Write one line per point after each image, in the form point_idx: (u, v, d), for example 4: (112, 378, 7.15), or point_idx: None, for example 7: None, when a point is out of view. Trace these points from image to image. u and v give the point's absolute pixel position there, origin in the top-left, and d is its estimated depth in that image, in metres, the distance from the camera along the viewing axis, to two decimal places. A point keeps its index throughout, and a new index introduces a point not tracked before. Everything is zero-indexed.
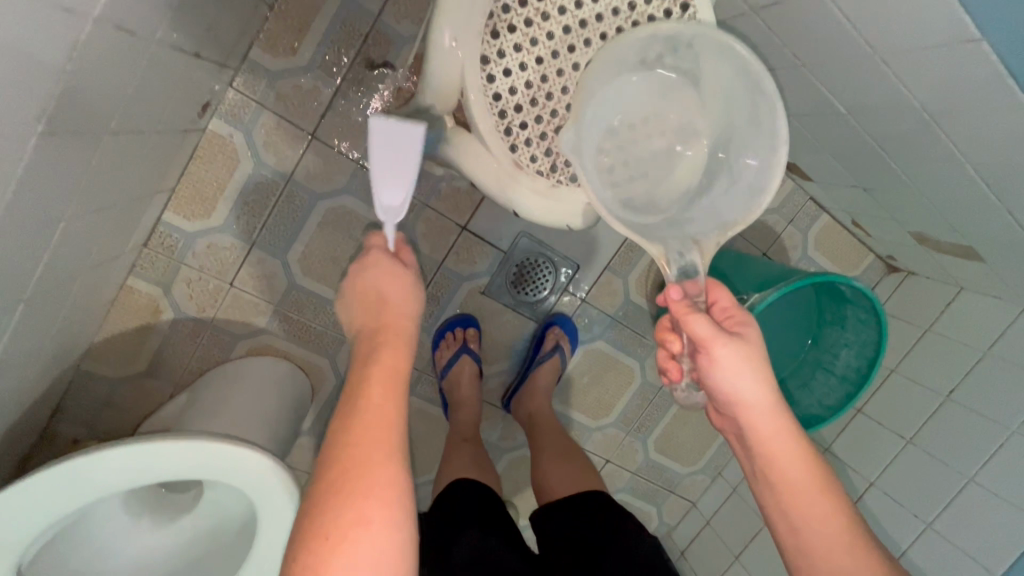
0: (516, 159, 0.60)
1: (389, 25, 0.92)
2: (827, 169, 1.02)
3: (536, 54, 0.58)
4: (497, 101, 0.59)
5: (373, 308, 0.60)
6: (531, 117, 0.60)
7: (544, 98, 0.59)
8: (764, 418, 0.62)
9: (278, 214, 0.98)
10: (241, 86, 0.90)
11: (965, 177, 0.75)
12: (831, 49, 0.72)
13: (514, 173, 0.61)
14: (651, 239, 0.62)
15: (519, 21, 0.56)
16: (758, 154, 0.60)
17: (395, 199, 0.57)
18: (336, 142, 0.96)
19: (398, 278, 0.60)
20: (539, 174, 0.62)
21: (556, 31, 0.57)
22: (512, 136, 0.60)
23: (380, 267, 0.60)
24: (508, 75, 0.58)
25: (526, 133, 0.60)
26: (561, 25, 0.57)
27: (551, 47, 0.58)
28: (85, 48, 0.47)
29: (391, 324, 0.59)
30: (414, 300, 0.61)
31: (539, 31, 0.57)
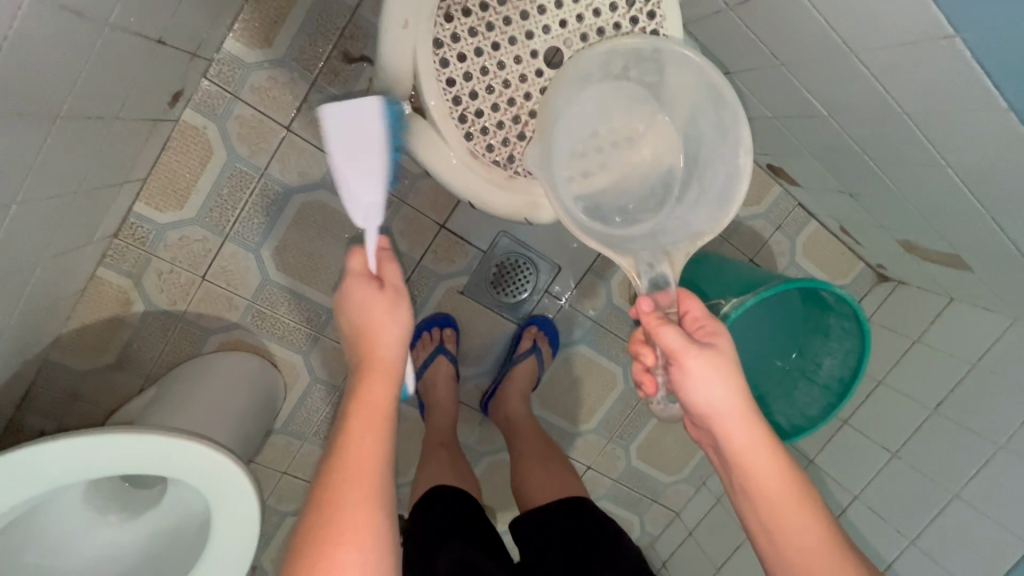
0: (470, 148, 0.60)
1: (366, 18, 0.91)
2: (813, 174, 1.00)
3: (493, 39, 0.58)
4: (452, 87, 0.59)
5: (357, 333, 0.58)
6: (487, 105, 0.59)
7: (500, 85, 0.59)
8: (743, 435, 0.59)
9: (252, 206, 0.96)
10: (215, 77, 0.89)
11: (947, 182, 0.73)
12: (807, 47, 0.70)
13: (470, 167, 0.61)
14: (620, 249, 0.59)
15: (475, 5, 0.57)
16: (723, 162, 0.59)
17: (371, 195, 0.58)
18: (311, 135, 0.95)
19: (377, 301, 0.57)
20: (495, 165, 0.62)
21: (513, 17, 0.57)
22: (468, 124, 0.60)
23: (356, 289, 0.58)
24: (462, 60, 0.58)
25: (482, 122, 0.60)
26: (518, 10, 0.57)
27: (509, 33, 0.58)
28: (26, 26, 0.46)
29: (372, 355, 0.57)
30: (396, 321, 0.58)
31: (494, 16, 0.57)
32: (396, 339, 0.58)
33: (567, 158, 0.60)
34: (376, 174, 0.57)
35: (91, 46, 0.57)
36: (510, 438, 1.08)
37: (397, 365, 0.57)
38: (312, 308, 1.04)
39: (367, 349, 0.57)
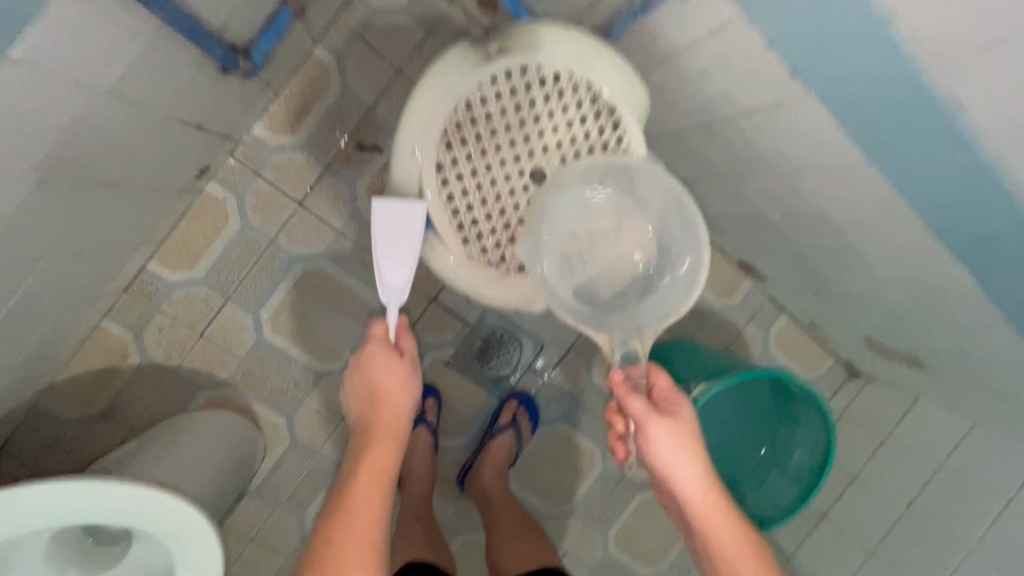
0: (466, 250, 0.69)
1: (381, 114, 1.02)
2: (780, 272, 1.08)
3: (486, 163, 0.67)
4: (451, 200, 0.68)
5: (370, 403, 0.67)
6: (481, 215, 0.68)
7: (493, 199, 0.68)
8: (701, 500, 0.62)
9: (258, 271, 1.03)
10: (241, 156, 1.00)
11: (892, 288, 0.81)
12: (753, 170, 0.79)
13: (465, 266, 0.69)
14: (598, 326, 0.67)
15: (471, 136, 0.67)
16: (688, 255, 0.66)
17: (401, 281, 0.65)
18: (320, 210, 1.03)
19: (394, 371, 0.66)
20: (488, 264, 0.70)
21: (504, 145, 0.67)
22: (464, 230, 0.69)
23: (379, 359, 0.66)
24: (461, 179, 0.68)
25: (477, 229, 0.69)
26: (508, 140, 0.67)
27: (501, 158, 0.67)
28: (87, 117, 0.56)
29: (382, 423, 0.65)
30: (407, 392, 0.67)
31: (488, 145, 0.67)
32: (404, 406, 0.66)
33: (553, 255, 0.68)
34: (409, 265, 0.64)
35: (139, 129, 0.67)
36: (487, 513, 1.09)
37: (403, 430, 0.66)
38: (300, 370, 1.08)
39: (379, 416, 0.66)
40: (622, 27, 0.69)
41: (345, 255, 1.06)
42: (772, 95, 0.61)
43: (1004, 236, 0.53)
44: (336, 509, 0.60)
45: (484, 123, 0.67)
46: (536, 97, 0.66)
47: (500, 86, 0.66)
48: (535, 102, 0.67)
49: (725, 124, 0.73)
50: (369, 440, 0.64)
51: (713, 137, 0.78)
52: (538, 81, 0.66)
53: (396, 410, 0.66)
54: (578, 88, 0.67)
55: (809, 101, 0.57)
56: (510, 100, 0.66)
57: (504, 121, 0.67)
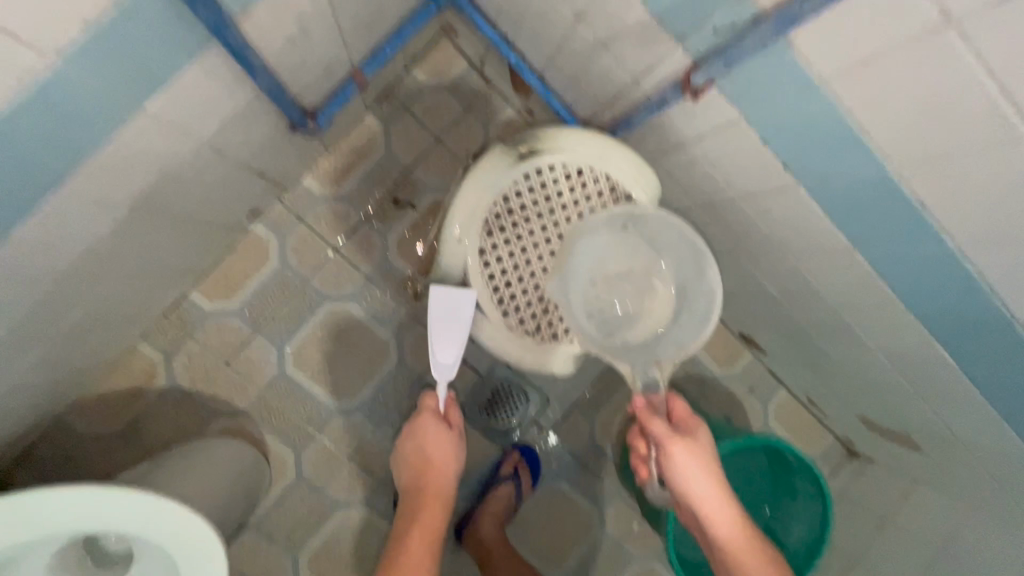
0: (506, 321, 0.78)
1: (418, 176, 1.13)
2: (778, 346, 1.14)
3: (521, 245, 0.78)
4: (492, 278, 0.77)
5: (420, 469, 0.71)
6: (519, 290, 0.78)
7: (527, 275, 0.79)
8: (722, 519, 0.65)
9: (288, 308, 1.10)
10: (287, 202, 1.10)
11: (881, 365, 0.86)
12: (751, 248, 0.88)
13: (503, 331, 0.77)
14: (618, 356, 0.73)
15: (509, 225, 0.77)
16: (703, 295, 0.72)
17: (450, 358, 0.71)
18: (352, 255, 1.12)
19: (443, 437, 0.72)
20: (526, 331, 0.79)
21: (536, 230, 0.78)
22: (504, 304, 0.78)
23: (430, 427, 0.72)
24: (500, 260, 0.77)
25: (515, 301, 0.79)
26: (539, 226, 0.78)
27: (534, 241, 0.78)
28: (179, 159, 0.66)
29: (432, 486, 0.69)
30: (454, 461, 0.72)
31: (522, 231, 0.78)
32: (451, 470, 0.71)
33: (582, 311, 0.75)
34: (458, 343, 0.71)
35: (214, 172, 0.77)
36: (484, 567, 1.10)
37: (449, 495, 0.69)
38: (314, 407, 1.12)
39: (429, 480, 0.70)
40: (639, 118, 0.78)
41: (370, 299, 1.13)
42: (769, 183, 0.69)
43: (971, 317, 0.60)
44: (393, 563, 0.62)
45: (519, 212, 0.77)
46: (562, 189, 0.78)
47: (531, 181, 0.77)
48: (562, 192, 0.78)
49: (728, 206, 0.82)
50: (418, 506, 0.67)
51: (717, 217, 0.87)
52: (563, 175, 0.77)
53: (444, 473, 0.70)
54: (598, 180, 0.78)
55: (801, 191, 0.65)
56: (541, 192, 0.77)
57: (535, 209, 0.78)
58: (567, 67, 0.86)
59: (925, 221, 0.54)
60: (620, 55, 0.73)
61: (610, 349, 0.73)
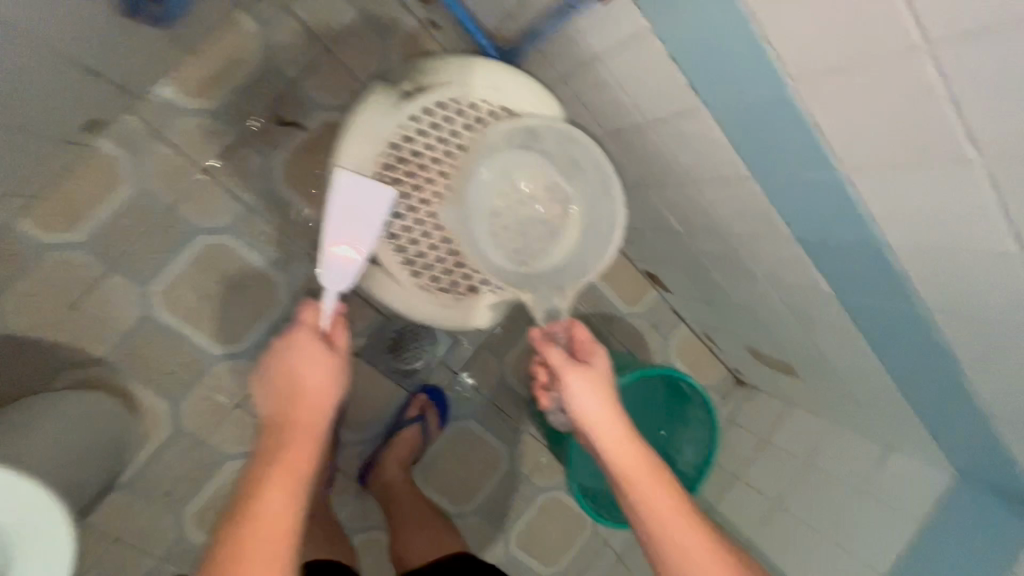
0: (417, 283, 0.70)
1: (305, 90, 0.99)
2: (679, 282, 1.17)
3: (422, 198, 0.68)
4: (394, 238, 0.68)
5: (289, 393, 0.61)
6: (427, 247, 0.69)
7: (433, 230, 0.69)
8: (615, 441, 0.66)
9: (151, 240, 0.95)
10: (139, 114, 0.93)
11: (767, 296, 0.91)
12: (656, 180, 0.86)
13: (411, 291, 0.69)
14: (523, 285, 0.69)
15: (404, 175, 0.67)
16: (606, 214, 0.70)
17: (345, 255, 0.63)
18: (229, 181, 0.97)
19: (322, 364, 0.61)
20: (442, 291, 0.71)
21: (435, 176, 0.68)
22: (413, 265, 0.69)
23: (305, 348, 0.61)
24: (401, 216, 0.68)
25: (424, 261, 0.70)
26: (438, 171, 0.68)
27: (435, 188, 0.68)
28: None
29: (301, 415, 0.59)
30: (332, 384, 0.61)
31: (421, 179, 0.68)
32: (330, 398, 0.61)
33: (486, 238, 0.68)
34: (358, 241, 0.63)
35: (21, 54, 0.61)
36: (389, 507, 1.07)
37: (324, 422, 0.60)
38: (190, 352, 1.00)
39: (301, 410, 0.60)
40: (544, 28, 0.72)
41: (252, 231, 1.00)
42: (674, 104, 0.66)
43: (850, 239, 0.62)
44: (248, 510, 0.53)
45: (413, 161, 0.67)
46: (457, 129, 0.68)
47: (422, 124, 0.67)
48: (458, 133, 0.68)
49: (635, 132, 0.79)
50: (285, 435, 0.58)
51: (624, 146, 0.85)
52: (456, 113, 0.68)
53: (321, 400, 0.61)
54: (495, 114, 0.70)
55: (702, 113, 0.63)
56: (434, 135, 0.68)
57: (431, 155, 0.68)
58: None
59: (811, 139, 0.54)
60: None
61: (519, 275, 0.69)
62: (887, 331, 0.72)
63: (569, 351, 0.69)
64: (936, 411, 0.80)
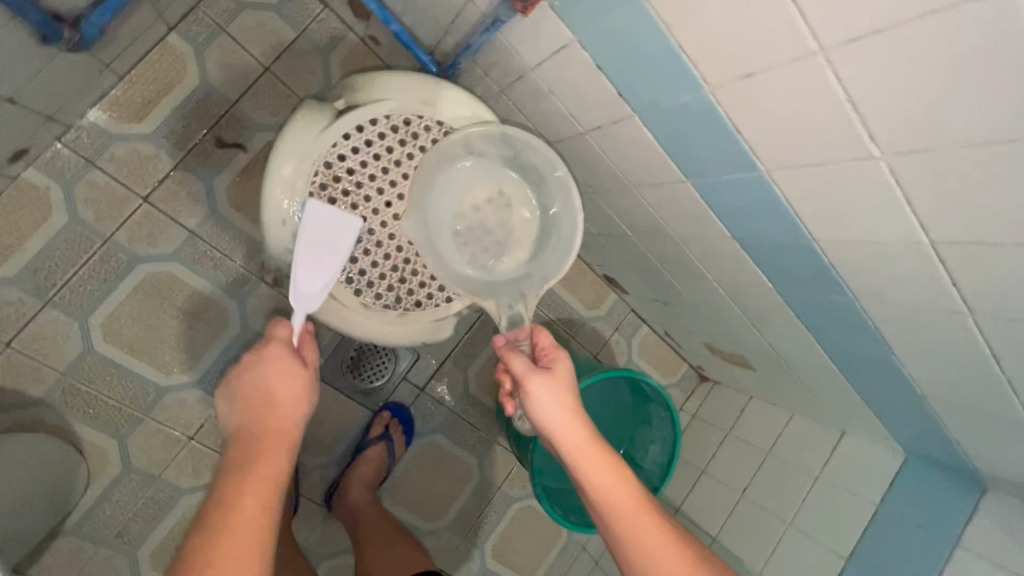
0: (360, 301, 0.69)
1: (245, 111, 0.97)
2: (636, 284, 1.19)
3: (359, 216, 0.67)
4: None
5: (258, 408, 0.58)
6: (369, 264, 0.69)
7: (375, 247, 0.68)
8: (580, 448, 0.65)
9: (89, 272, 0.92)
10: (71, 142, 0.89)
11: (717, 294, 0.93)
12: (602, 187, 0.88)
13: (354, 308, 0.69)
14: (484, 293, 0.70)
15: (339, 193, 0.66)
16: (566, 214, 0.70)
17: (313, 285, 0.63)
18: (169, 206, 0.95)
19: (295, 378, 0.60)
20: (387, 308, 0.71)
21: (372, 193, 0.67)
22: (355, 283, 0.69)
23: (277, 363, 0.59)
24: None
25: (367, 279, 0.69)
26: (375, 188, 0.67)
27: (372, 206, 0.67)
28: None
29: (272, 431, 0.57)
30: (304, 401, 0.60)
31: (357, 197, 0.67)
32: (302, 415, 0.59)
33: (449, 245, 0.70)
34: (326, 271, 0.63)
35: None
36: (355, 531, 1.05)
37: (296, 439, 0.58)
38: (137, 386, 0.96)
39: (271, 423, 0.58)
40: (478, 42, 0.73)
41: (197, 256, 0.97)
42: (608, 113, 0.67)
43: (786, 237, 0.64)
44: (218, 526, 0.50)
45: (347, 179, 0.66)
46: (392, 145, 0.67)
47: (354, 141, 0.66)
48: (393, 149, 0.67)
49: (575, 140, 0.80)
50: (255, 452, 0.55)
51: (568, 154, 0.86)
52: (389, 129, 0.67)
53: (294, 417, 0.59)
54: (430, 129, 0.69)
55: (636, 122, 0.64)
56: (368, 152, 0.67)
57: (365, 173, 0.67)
58: None
59: (739, 146, 0.56)
60: None
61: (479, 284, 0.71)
62: (825, 323, 0.75)
63: (533, 359, 0.68)
64: (879, 396, 0.84)
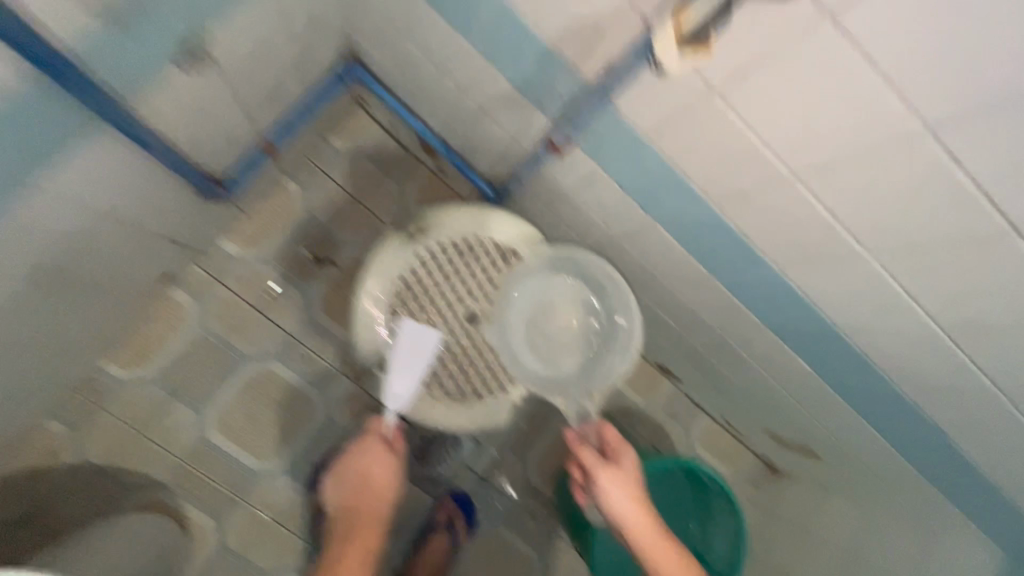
0: (431, 394, 0.81)
1: (338, 235, 1.17)
2: (691, 374, 1.21)
3: (430, 321, 0.82)
4: None
5: (357, 487, 0.74)
6: (439, 363, 0.81)
7: (444, 348, 0.82)
8: (652, 544, 0.68)
9: (209, 371, 1.10)
10: (205, 264, 1.11)
11: (768, 381, 0.95)
12: (644, 285, 0.96)
13: (426, 401, 0.80)
14: (551, 389, 0.79)
15: (416, 305, 0.81)
16: (622, 319, 0.79)
17: (404, 389, 0.77)
18: (275, 315, 1.14)
19: (385, 464, 0.75)
20: (453, 400, 0.81)
21: (442, 304, 0.82)
22: (428, 379, 0.81)
23: (370, 451, 0.75)
24: None
25: (436, 374, 0.81)
26: (444, 300, 0.82)
27: (441, 314, 0.82)
28: (80, 231, 0.69)
29: (367, 506, 0.72)
30: (391, 481, 0.74)
31: (430, 308, 0.82)
32: (389, 492, 0.73)
33: (523, 348, 0.79)
34: (415, 378, 0.78)
35: (121, 242, 0.80)
36: None
37: (384, 513, 0.73)
38: (236, 472, 1.10)
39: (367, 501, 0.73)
40: (525, 174, 0.87)
41: (293, 356, 1.14)
42: (637, 223, 0.78)
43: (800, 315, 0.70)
44: None
45: (421, 293, 0.82)
46: (458, 265, 0.83)
47: (428, 263, 0.82)
48: (458, 267, 0.83)
49: (614, 246, 0.90)
50: (354, 523, 0.71)
51: (610, 257, 0.95)
52: (455, 251, 0.83)
53: (382, 494, 0.73)
54: (488, 248, 0.83)
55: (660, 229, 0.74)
56: (438, 271, 0.82)
57: (435, 287, 0.82)
58: (463, 131, 0.96)
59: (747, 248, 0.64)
60: (501, 120, 0.82)
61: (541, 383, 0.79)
62: (863, 398, 0.78)
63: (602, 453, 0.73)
64: (957, 489, 0.80)
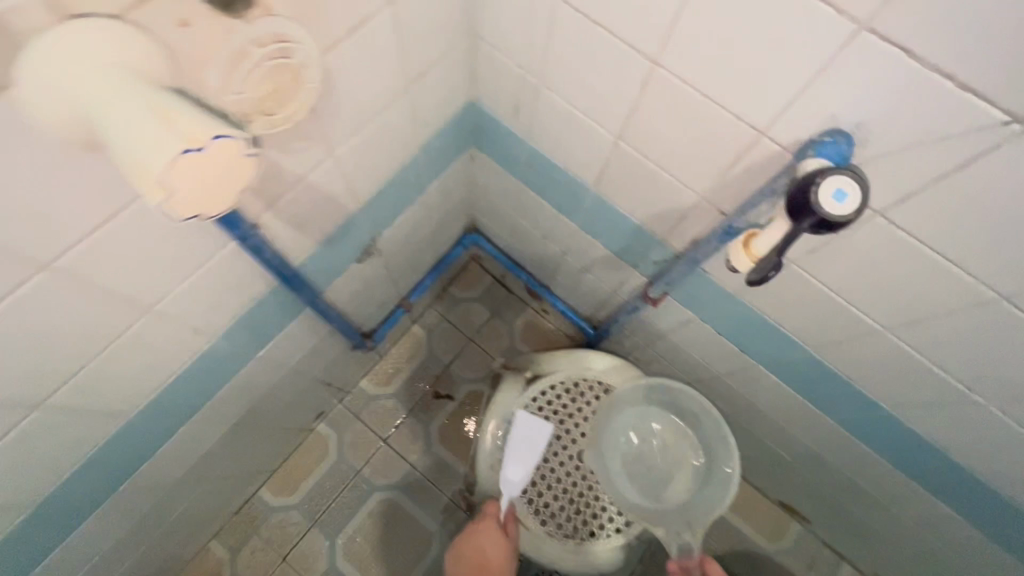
0: (546, 529, 0.87)
1: (455, 372, 1.31)
2: (823, 516, 1.10)
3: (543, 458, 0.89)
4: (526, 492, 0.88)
5: (475, 568, 0.73)
6: (552, 498, 0.88)
7: (556, 483, 0.88)
8: None
9: (343, 499, 1.22)
10: (347, 402, 1.28)
11: (911, 527, 0.86)
12: (753, 420, 0.95)
13: (541, 536, 0.86)
14: (653, 520, 0.81)
15: None
16: (718, 447, 0.81)
17: (518, 476, 0.83)
18: (400, 446, 1.26)
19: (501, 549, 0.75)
20: (566, 536, 0.87)
21: (553, 440, 0.90)
22: (541, 513, 0.87)
23: (488, 534, 0.76)
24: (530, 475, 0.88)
25: (550, 509, 0.88)
26: (555, 436, 0.90)
27: (552, 450, 0.90)
28: (271, 383, 0.88)
29: None
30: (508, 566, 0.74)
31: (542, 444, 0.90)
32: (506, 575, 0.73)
33: (624, 482, 0.85)
34: (527, 466, 0.83)
35: (294, 389, 0.98)
36: None
37: None
38: None
39: None
40: (625, 317, 0.97)
41: (414, 485, 1.24)
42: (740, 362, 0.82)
43: (908, 443, 0.71)
44: None
45: None
46: (567, 402, 0.91)
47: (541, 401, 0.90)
48: (566, 405, 0.91)
49: (717, 381, 0.93)
50: None
51: (715, 392, 0.97)
52: (563, 390, 0.91)
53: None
54: (593, 386, 0.91)
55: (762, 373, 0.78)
56: (549, 408, 0.90)
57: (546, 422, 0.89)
58: (567, 281, 1.09)
59: None
60: (602, 274, 0.94)
61: (646, 515, 0.82)
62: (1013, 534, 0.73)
63: None
64: None
